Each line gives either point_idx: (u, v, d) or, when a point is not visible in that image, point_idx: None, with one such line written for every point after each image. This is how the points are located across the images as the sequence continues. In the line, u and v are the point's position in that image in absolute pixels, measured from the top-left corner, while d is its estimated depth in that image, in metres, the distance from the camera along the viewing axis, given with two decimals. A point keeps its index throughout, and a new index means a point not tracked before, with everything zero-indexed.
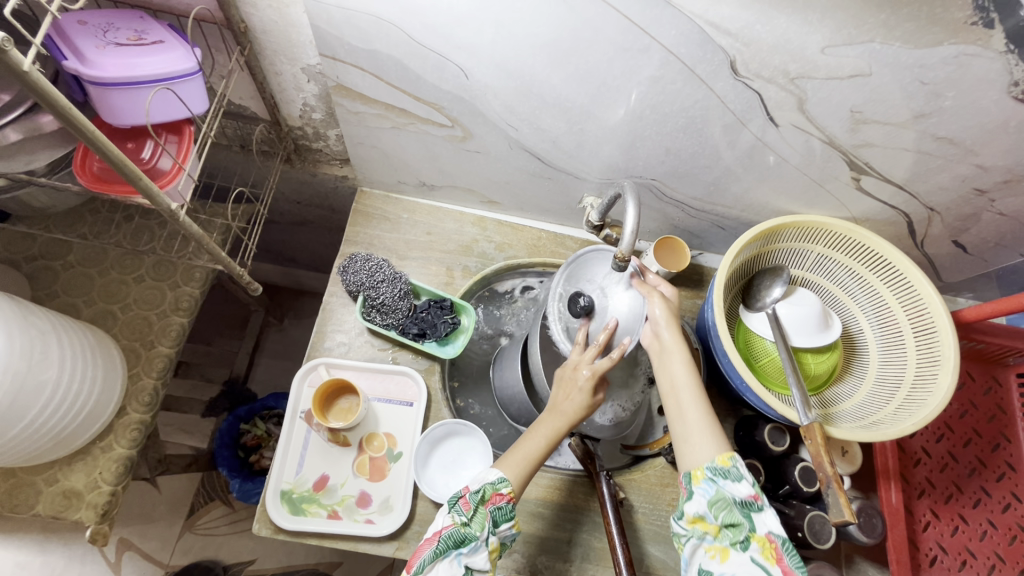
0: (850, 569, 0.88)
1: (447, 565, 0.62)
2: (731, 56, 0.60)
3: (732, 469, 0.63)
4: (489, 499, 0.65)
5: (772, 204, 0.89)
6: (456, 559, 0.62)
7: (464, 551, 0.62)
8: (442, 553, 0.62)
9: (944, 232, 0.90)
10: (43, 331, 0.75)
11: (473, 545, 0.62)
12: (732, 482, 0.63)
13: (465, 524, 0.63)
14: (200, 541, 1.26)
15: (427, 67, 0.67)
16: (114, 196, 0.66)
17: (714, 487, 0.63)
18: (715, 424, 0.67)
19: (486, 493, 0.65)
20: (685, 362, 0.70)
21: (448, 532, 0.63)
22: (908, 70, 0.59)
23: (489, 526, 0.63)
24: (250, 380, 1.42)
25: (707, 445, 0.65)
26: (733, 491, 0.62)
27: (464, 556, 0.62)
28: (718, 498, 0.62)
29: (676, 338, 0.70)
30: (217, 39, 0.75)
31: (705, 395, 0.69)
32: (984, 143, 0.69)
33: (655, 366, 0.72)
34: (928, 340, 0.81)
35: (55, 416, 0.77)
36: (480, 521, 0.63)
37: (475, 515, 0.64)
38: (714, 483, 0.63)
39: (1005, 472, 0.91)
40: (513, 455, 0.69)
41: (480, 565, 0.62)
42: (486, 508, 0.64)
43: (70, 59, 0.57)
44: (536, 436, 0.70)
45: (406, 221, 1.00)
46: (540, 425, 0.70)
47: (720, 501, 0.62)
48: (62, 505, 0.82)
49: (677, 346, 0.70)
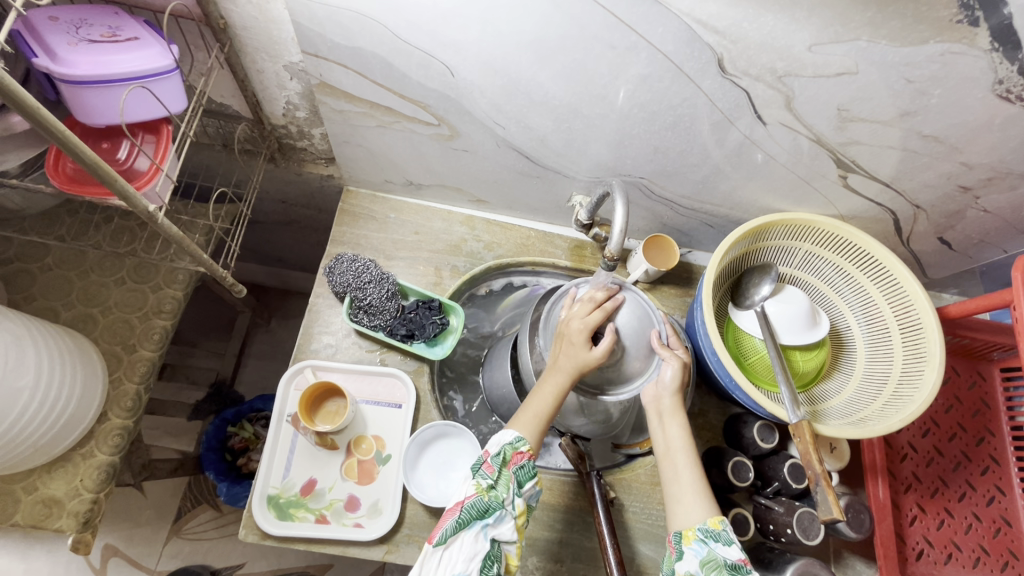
0: (839, 564, 0.89)
1: (473, 536, 0.61)
2: (718, 54, 0.60)
3: (723, 532, 0.62)
4: (510, 462, 0.65)
5: (760, 203, 0.89)
6: (482, 531, 0.61)
7: (489, 522, 0.62)
8: (466, 524, 0.61)
9: (930, 229, 0.90)
10: (19, 335, 0.74)
11: (499, 514, 0.62)
12: (723, 544, 0.61)
13: (490, 491, 0.62)
14: (189, 545, 1.25)
15: (412, 65, 0.66)
16: (89, 197, 0.65)
17: (705, 548, 0.62)
18: (709, 489, 0.67)
19: (506, 455, 0.65)
20: (682, 425, 0.70)
21: (471, 502, 0.62)
22: (894, 68, 0.59)
23: (514, 488, 0.63)
24: (238, 382, 1.40)
25: (697, 506, 0.65)
26: (725, 553, 0.61)
27: (490, 527, 0.61)
28: (708, 559, 0.60)
29: (676, 404, 0.70)
30: (195, 35, 0.73)
31: (699, 461, 0.69)
32: (968, 141, 0.69)
33: (652, 426, 0.72)
34: (914, 338, 0.82)
35: (30, 425, 0.75)
36: (505, 484, 0.63)
37: (500, 479, 0.64)
38: (706, 544, 0.62)
39: (989, 466, 0.92)
40: (526, 412, 0.68)
41: (507, 536, 0.62)
42: (509, 470, 0.64)
43: (40, 56, 0.56)
44: (543, 393, 0.67)
45: (394, 221, 0.99)
46: (548, 382, 0.67)
47: (711, 562, 0.60)
48: (42, 514, 0.80)
49: (676, 410, 0.70)
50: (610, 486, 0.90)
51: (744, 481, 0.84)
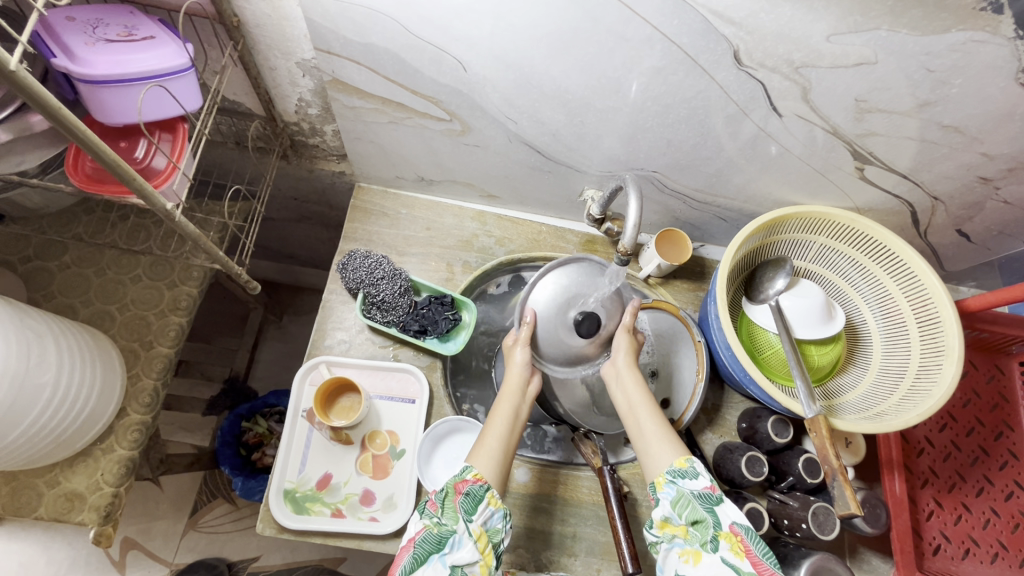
0: (854, 559, 0.89)
1: (431, 569, 0.58)
2: (734, 45, 0.59)
3: (689, 468, 0.64)
4: (455, 491, 0.63)
5: (774, 196, 0.88)
6: (440, 562, 0.58)
7: (446, 551, 0.59)
8: (422, 560, 0.59)
9: (947, 221, 0.89)
10: (40, 333, 0.75)
11: (453, 542, 0.60)
12: (690, 480, 0.63)
13: (438, 523, 0.61)
14: (205, 538, 1.26)
15: (424, 60, 0.66)
16: (108, 196, 0.65)
17: (675, 488, 0.63)
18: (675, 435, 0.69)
19: (451, 487, 0.64)
20: (637, 381, 0.72)
21: (421, 536, 0.60)
22: (914, 57, 0.58)
23: (463, 516, 0.61)
24: (251, 377, 1.41)
25: (666, 453, 0.67)
26: (692, 487, 0.63)
27: (447, 556, 0.59)
28: (678, 496, 0.62)
29: (630, 363, 0.73)
30: (209, 34, 0.73)
31: (659, 411, 0.71)
32: (989, 131, 0.68)
33: (613, 388, 0.75)
34: (932, 332, 0.81)
35: (52, 421, 0.76)
36: (452, 513, 0.61)
37: (446, 510, 0.62)
38: (675, 484, 0.63)
39: (1007, 461, 0.91)
40: (483, 443, 0.68)
41: (467, 559, 0.59)
42: (454, 500, 0.62)
43: (59, 56, 0.56)
44: (495, 424, 0.70)
45: (405, 217, 0.99)
46: (495, 410, 0.71)
47: (681, 499, 0.62)
48: (64, 507, 0.82)
49: (630, 368, 0.73)
50: (625, 481, 0.90)
51: (758, 475, 0.83)
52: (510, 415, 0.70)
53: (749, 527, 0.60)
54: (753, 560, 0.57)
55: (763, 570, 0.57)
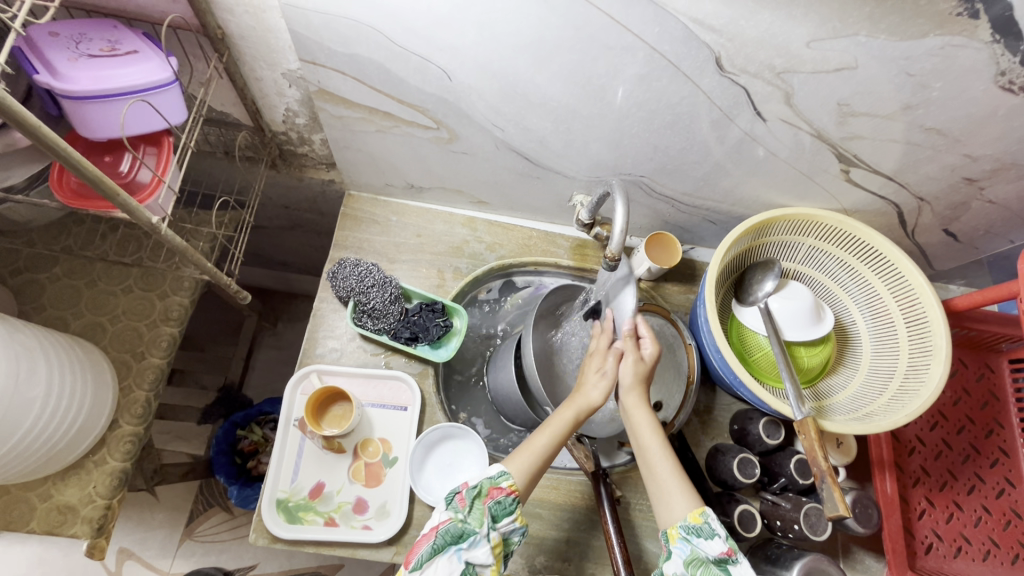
0: (847, 558, 0.89)
1: (446, 560, 0.60)
2: (715, 51, 0.59)
3: (704, 526, 0.62)
4: (486, 494, 0.63)
5: (762, 198, 0.88)
6: (456, 555, 0.60)
7: (463, 546, 0.61)
8: (441, 549, 0.60)
9: (934, 221, 0.89)
10: (30, 347, 0.75)
11: (473, 539, 0.61)
12: (706, 539, 0.62)
13: (463, 520, 0.62)
14: (201, 547, 1.26)
15: (409, 70, 0.66)
16: (94, 211, 0.66)
17: (689, 547, 0.62)
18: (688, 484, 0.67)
19: (483, 488, 0.64)
20: (649, 423, 0.70)
21: (445, 528, 0.61)
22: (894, 62, 0.59)
23: (488, 521, 0.62)
24: (246, 385, 1.41)
25: (680, 502, 0.65)
26: (708, 549, 0.61)
27: (464, 551, 0.60)
28: (692, 557, 0.61)
29: (637, 403, 0.71)
30: (194, 46, 0.73)
31: (675, 455, 0.69)
32: (972, 133, 0.69)
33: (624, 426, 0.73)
34: (920, 332, 0.81)
35: (43, 435, 0.76)
36: (478, 515, 0.62)
37: (473, 510, 0.63)
38: (689, 542, 0.62)
39: (998, 458, 0.91)
40: (523, 450, 0.68)
41: (482, 560, 0.61)
42: (484, 503, 0.63)
43: (40, 72, 0.57)
44: (545, 432, 0.68)
45: (395, 224, 0.99)
46: (554, 418, 0.69)
47: (695, 560, 0.61)
48: (57, 521, 0.81)
49: (639, 409, 0.71)
50: (617, 485, 0.90)
51: (750, 477, 0.83)
52: (564, 431, 0.68)
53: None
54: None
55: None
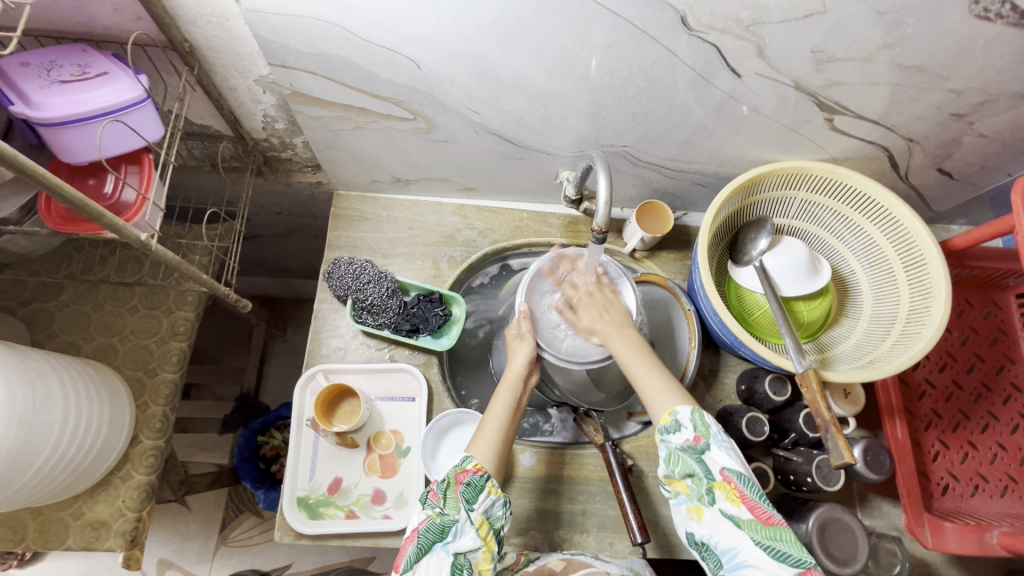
0: (864, 506, 0.90)
1: (435, 557, 0.61)
2: (680, 12, 0.59)
3: (673, 423, 0.65)
4: (456, 481, 0.65)
5: (749, 155, 0.87)
6: (443, 550, 0.61)
7: (449, 539, 0.62)
8: (427, 548, 0.61)
9: (927, 162, 0.88)
10: (42, 373, 0.77)
11: (455, 530, 0.62)
12: (675, 434, 0.65)
13: (441, 513, 0.63)
14: (236, 552, 1.30)
15: (377, 63, 0.66)
16: (84, 234, 0.67)
17: (665, 446, 0.66)
18: (672, 381, 0.69)
19: (452, 478, 0.65)
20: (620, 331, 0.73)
21: (426, 526, 0.63)
22: (864, 2, 0.58)
23: (464, 505, 0.63)
24: (262, 393, 1.44)
25: (667, 396, 0.68)
26: (677, 443, 0.65)
27: (450, 544, 0.61)
28: (669, 454, 0.65)
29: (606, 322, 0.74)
30: (164, 62, 0.74)
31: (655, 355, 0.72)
32: (954, 67, 0.67)
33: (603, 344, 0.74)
34: (919, 275, 0.81)
35: (66, 457, 0.78)
36: (454, 503, 0.63)
37: (448, 500, 0.64)
38: (665, 441, 0.66)
39: (1010, 394, 0.91)
40: (482, 435, 0.70)
41: (470, 546, 0.62)
42: (456, 490, 0.64)
43: (15, 103, 0.58)
44: (494, 413, 0.71)
45: (387, 219, 1.00)
46: (493, 402, 0.72)
47: (672, 457, 0.65)
48: (92, 536, 0.85)
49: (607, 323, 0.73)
50: (629, 454, 0.91)
51: (760, 434, 0.84)
52: (509, 407, 0.72)
53: (737, 469, 0.61)
54: (750, 506, 0.60)
55: (761, 513, 0.59)
